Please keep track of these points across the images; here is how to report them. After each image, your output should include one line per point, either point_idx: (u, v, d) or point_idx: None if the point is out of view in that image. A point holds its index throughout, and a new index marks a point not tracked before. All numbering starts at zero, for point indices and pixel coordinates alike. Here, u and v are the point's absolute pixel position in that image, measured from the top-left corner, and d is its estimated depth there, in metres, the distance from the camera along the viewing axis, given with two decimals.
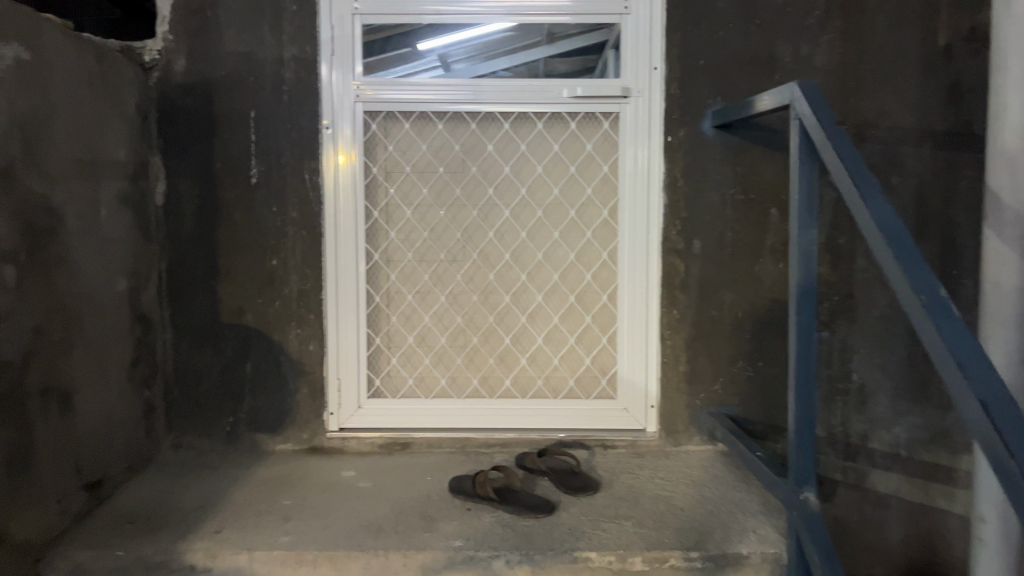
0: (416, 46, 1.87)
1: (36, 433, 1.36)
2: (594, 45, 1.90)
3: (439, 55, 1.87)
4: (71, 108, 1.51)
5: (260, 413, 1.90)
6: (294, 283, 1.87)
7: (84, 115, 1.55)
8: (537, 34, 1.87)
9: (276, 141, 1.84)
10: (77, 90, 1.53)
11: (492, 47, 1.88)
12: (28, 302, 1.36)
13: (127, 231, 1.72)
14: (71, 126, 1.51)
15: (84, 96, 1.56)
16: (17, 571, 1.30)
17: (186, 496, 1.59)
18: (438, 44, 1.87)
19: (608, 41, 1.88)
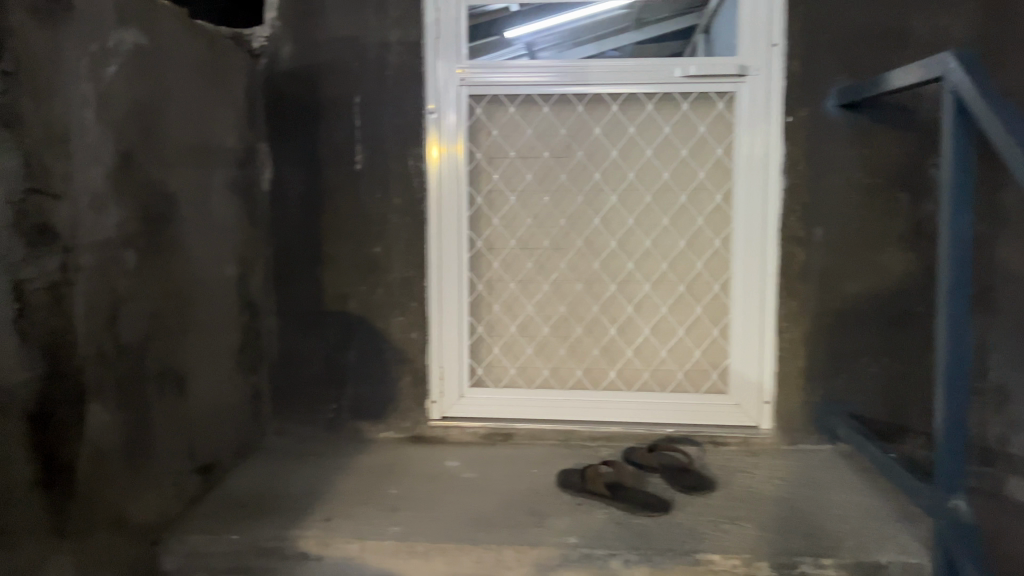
0: (504, 34, 1.87)
1: (155, 414, 1.39)
2: (682, 31, 2.00)
3: (527, 43, 1.88)
4: (186, 93, 1.53)
5: (362, 401, 1.89)
6: (396, 271, 1.85)
7: (197, 100, 1.57)
8: (625, 21, 1.94)
9: (380, 128, 1.82)
10: (191, 76, 1.55)
11: (577, 34, 1.93)
12: (146, 286, 1.38)
13: (236, 218, 1.73)
14: (186, 111, 1.53)
15: (198, 82, 1.57)
16: (136, 552, 1.32)
17: (294, 482, 1.59)
18: (526, 31, 1.87)
19: (696, 25, 1.97)
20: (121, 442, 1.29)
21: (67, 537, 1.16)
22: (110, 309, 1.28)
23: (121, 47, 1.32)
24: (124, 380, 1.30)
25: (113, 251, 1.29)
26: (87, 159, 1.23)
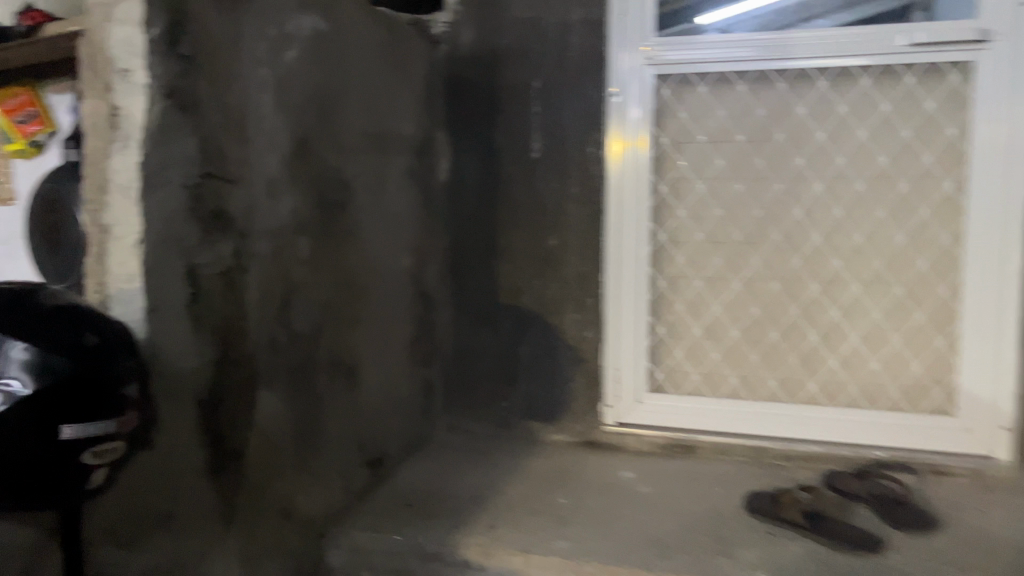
0: (696, 20, 1.63)
1: (326, 405, 1.36)
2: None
3: (720, 29, 1.61)
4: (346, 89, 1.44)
5: (535, 400, 1.80)
6: (572, 265, 1.74)
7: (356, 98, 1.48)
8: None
9: (560, 112, 1.72)
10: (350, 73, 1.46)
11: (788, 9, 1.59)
12: (319, 275, 1.36)
13: (412, 208, 1.69)
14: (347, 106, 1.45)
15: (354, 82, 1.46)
16: (304, 544, 1.30)
17: (462, 482, 1.53)
18: (720, 18, 1.62)
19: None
20: (291, 432, 1.27)
21: (235, 525, 1.15)
22: (283, 296, 1.26)
23: (300, 32, 1.30)
24: (295, 369, 1.28)
25: (287, 239, 1.27)
26: (263, 145, 1.21)
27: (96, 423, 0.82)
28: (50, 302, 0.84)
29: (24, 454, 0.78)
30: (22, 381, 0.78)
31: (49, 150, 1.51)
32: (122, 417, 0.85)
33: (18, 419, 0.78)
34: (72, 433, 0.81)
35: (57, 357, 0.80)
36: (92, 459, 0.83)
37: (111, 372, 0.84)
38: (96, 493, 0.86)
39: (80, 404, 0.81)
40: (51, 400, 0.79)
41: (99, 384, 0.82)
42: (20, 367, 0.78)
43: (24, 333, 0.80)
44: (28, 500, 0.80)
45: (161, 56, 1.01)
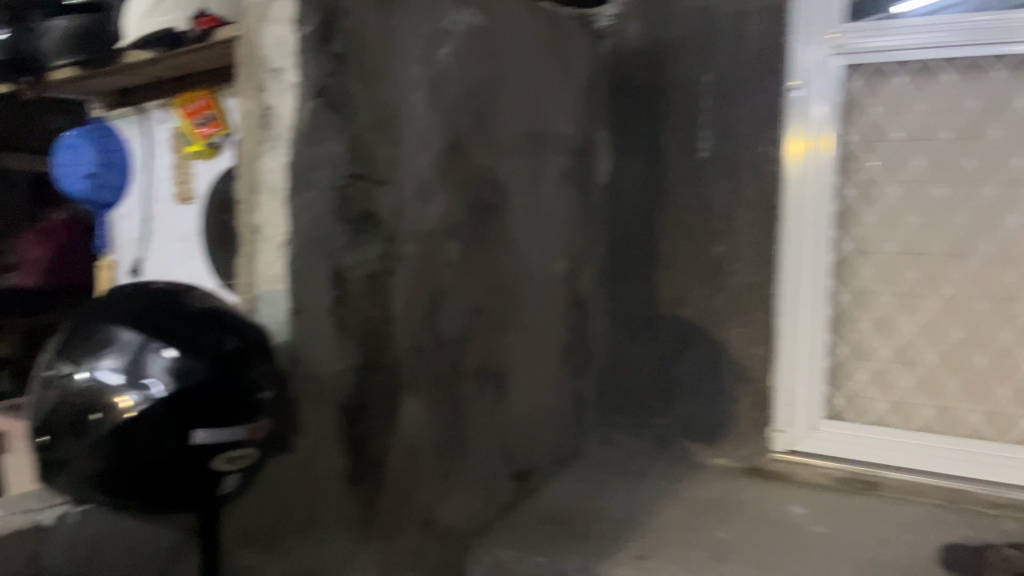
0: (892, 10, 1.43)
1: (473, 415, 1.32)
2: None
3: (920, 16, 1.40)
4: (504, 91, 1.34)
5: (695, 419, 1.65)
6: (742, 274, 1.58)
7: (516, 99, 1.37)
8: None
9: (733, 109, 1.57)
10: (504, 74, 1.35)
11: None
12: (468, 279, 1.31)
13: (569, 210, 1.61)
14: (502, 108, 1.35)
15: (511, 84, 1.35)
16: (444, 559, 1.25)
17: (612, 504, 1.43)
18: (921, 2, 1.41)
19: None
20: (435, 440, 1.22)
21: (373, 534, 1.12)
22: (430, 301, 1.22)
23: (457, 29, 1.26)
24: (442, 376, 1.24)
25: (437, 242, 1.24)
26: (415, 145, 1.19)
27: (230, 429, 0.80)
28: (197, 304, 0.85)
29: (160, 458, 0.77)
30: (162, 381, 0.76)
31: (223, 151, 1.55)
32: (255, 423, 0.82)
33: (157, 421, 0.76)
34: (206, 440, 0.78)
35: (197, 360, 0.78)
36: (225, 466, 0.81)
37: (247, 378, 0.81)
38: (230, 498, 0.85)
39: (215, 410, 0.79)
40: (189, 403, 0.77)
41: (235, 391, 0.80)
42: (161, 367, 0.77)
43: (167, 335, 0.79)
44: (164, 502, 0.79)
45: (313, 54, 1.00)
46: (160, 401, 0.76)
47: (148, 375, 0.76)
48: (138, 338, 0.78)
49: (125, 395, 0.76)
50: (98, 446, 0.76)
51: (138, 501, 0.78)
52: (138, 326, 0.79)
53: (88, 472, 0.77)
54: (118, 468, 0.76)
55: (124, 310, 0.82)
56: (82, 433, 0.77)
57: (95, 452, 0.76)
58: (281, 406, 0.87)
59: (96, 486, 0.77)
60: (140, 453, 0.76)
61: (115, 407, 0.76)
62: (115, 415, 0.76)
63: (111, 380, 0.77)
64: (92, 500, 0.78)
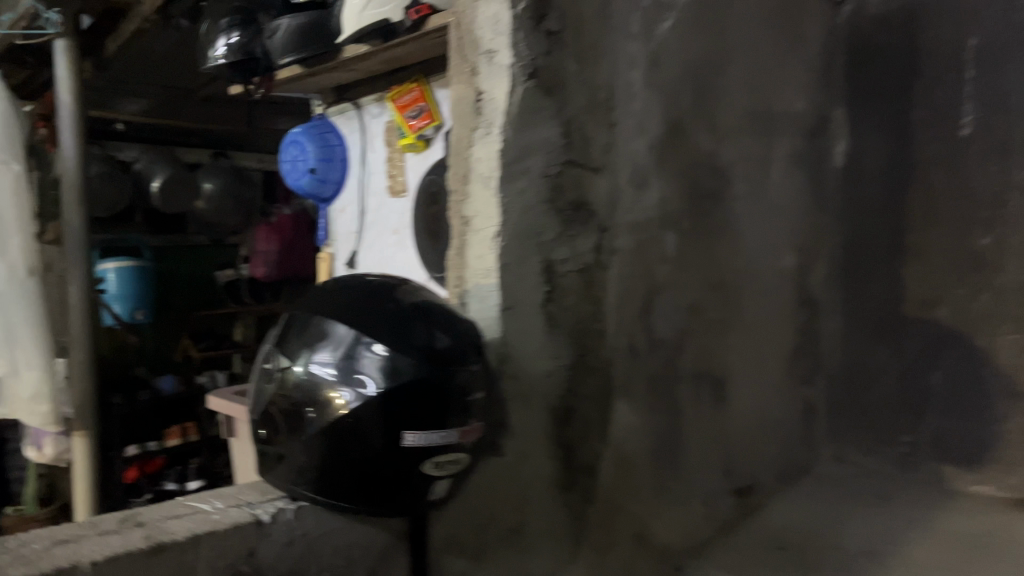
0: None
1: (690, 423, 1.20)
2: None
3: None
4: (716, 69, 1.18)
5: (947, 437, 1.43)
6: (1011, 271, 1.33)
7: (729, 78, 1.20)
8: None
9: (1004, 78, 1.33)
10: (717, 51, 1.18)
11: None
12: (687, 274, 1.19)
13: (799, 198, 1.44)
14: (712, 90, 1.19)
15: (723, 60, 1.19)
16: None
17: (848, 532, 1.25)
18: None
19: None
20: (650, 450, 1.12)
21: (585, 549, 1.04)
22: (646, 297, 1.12)
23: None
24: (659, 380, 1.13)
25: (653, 232, 1.13)
26: (632, 129, 1.09)
27: (441, 432, 0.75)
28: (405, 299, 0.81)
29: (372, 458, 0.73)
30: (374, 378, 0.73)
31: (434, 142, 1.54)
32: (464, 425, 0.77)
33: (370, 419, 0.72)
34: (416, 442, 0.74)
35: (409, 358, 0.74)
36: (434, 470, 0.76)
37: (458, 378, 0.77)
38: (438, 505, 0.80)
39: (427, 410, 0.74)
40: (400, 403, 0.73)
41: (445, 391, 0.75)
42: (373, 364, 0.73)
43: (379, 330, 0.75)
44: (375, 503, 0.75)
45: (527, 33, 0.93)
46: (373, 398, 0.72)
47: (361, 371, 0.73)
48: (350, 333, 0.75)
49: (339, 391, 0.73)
50: (312, 441, 0.74)
51: (350, 500, 0.75)
52: (351, 320, 0.76)
53: (303, 467, 0.75)
54: (331, 466, 0.74)
55: (337, 304, 0.79)
56: (295, 428, 0.75)
57: (309, 448, 0.74)
58: (491, 408, 0.82)
59: (310, 483, 0.75)
60: (353, 451, 0.73)
61: (329, 403, 0.73)
62: (329, 410, 0.73)
63: (326, 374, 0.74)
64: (305, 497, 0.76)
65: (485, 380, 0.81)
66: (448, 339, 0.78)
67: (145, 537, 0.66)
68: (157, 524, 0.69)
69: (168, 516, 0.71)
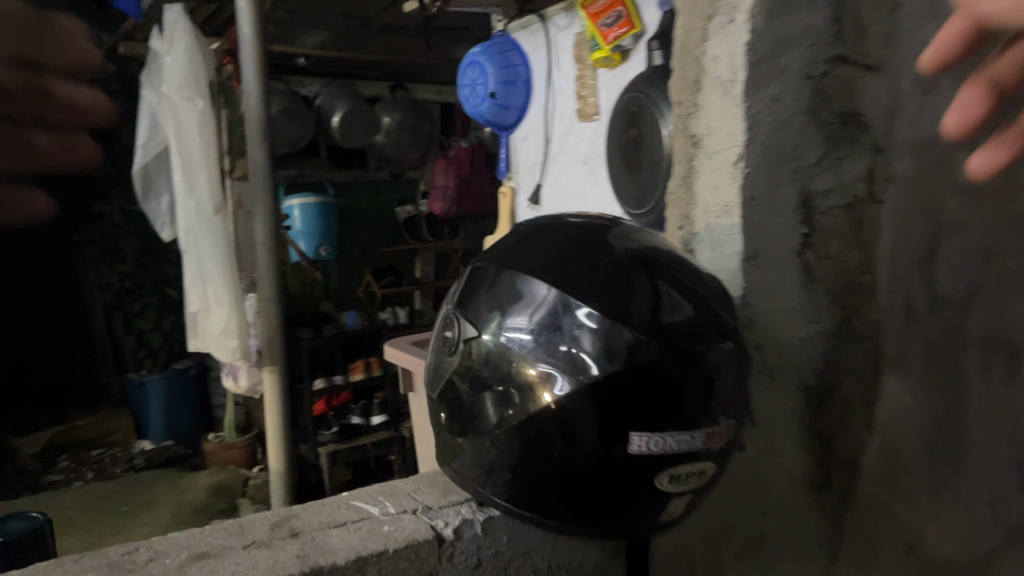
0: None
1: None
2: None
3: None
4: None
5: None
6: None
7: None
8: None
9: None
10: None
11: None
12: None
13: None
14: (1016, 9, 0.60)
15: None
16: None
17: None
18: None
19: None
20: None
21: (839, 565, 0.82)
22: None
23: None
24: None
25: None
26: None
27: (679, 434, 0.55)
28: (624, 248, 0.59)
29: (584, 466, 0.54)
30: (588, 356, 0.53)
31: (633, 55, 1.31)
32: (707, 423, 0.56)
33: (582, 415, 0.53)
34: (644, 449, 0.54)
35: (634, 333, 0.53)
36: (667, 484, 0.56)
37: (697, 360, 0.55)
38: (668, 526, 0.60)
39: (656, 405, 0.54)
40: (621, 394, 0.53)
41: (680, 377, 0.54)
42: (585, 338, 0.54)
43: (591, 293, 0.55)
44: (589, 526, 0.57)
45: None
46: (584, 384, 0.53)
47: (568, 348, 0.54)
48: (554, 293, 0.56)
49: (538, 366, 0.55)
50: (505, 436, 0.56)
51: (555, 519, 0.56)
52: (553, 278, 0.57)
53: (493, 465, 0.58)
54: (530, 471, 0.56)
55: (534, 253, 0.60)
56: (484, 412, 0.58)
57: (501, 443, 0.57)
58: (741, 397, 0.60)
59: (502, 489, 0.58)
60: (558, 454, 0.55)
61: (529, 387, 0.55)
62: (528, 399, 0.55)
63: (521, 349, 0.56)
64: (495, 507, 0.58)
65: (734, 358, 0.59)
66: (683, 305, 0.56)
67: (296, 560, 0.51)
68: (316, 536, 0.55)
69: (328, 525, 0.56)
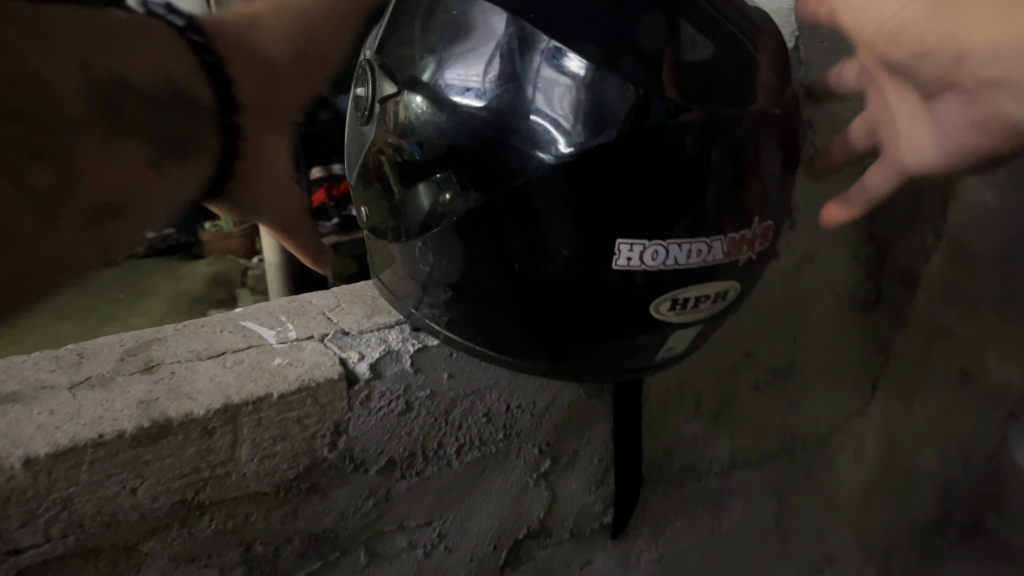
0: None
1: None
2: None
3: None
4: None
5: None
6: None
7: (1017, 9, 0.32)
8: None
9: None
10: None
11: None
12: None
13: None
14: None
15: (958, 27, 0.33)
16: (982, 430, 0.75)
17: None
18: None
19: None
20: None
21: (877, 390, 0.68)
22: None
23: None
24: None
25: None
26: None
27: (690, 244, 0.37)
28: None
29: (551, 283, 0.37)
30: (559, 120, 0.34)
31: None
32: (733, 226, 0.38)
33: (548, 212, 0.36)
34: (637, 263, 0.37)
35: (632, 84, 0.34)
36: (668, 313, 0.39)
37: (728, 131, 0.36)
38: (664, 367, 0.44)
39: (660, 202, 0.35)
40: (609, 185, 0.35)
41: (700, 156, 0.35)
42: (553, 94, 0.34)
43: (566, 24, 0.34)
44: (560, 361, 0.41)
45: None
46: (551, 169, 0.35)
47: (525, 110, 0.35)
48: (511, 25, 0.35)
49: (487, 142, 0.35)
50: (441, 250, 0.39)
51: (513, 357, 0.41)
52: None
53: (430, 282, 0.40)
54: (480, 293, 0.39)
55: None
56: (407, 207, 0.39)
57: (439, 252, 0.39)
58: (790, 185, 0.42)
59: (440, 311, 0.41)
60: (520, 268, 0.37)
61: (473, 173, 0.36)
62: (466, 188, 0.36)
63: (457, 112, 0.36)
64: (434, 337, 0.42)
65: (783, 130, 0.39)
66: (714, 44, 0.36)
67: (136, 408, 0.36)
68: (178, 370, 0.39)
69: (199, 355, 0.41)
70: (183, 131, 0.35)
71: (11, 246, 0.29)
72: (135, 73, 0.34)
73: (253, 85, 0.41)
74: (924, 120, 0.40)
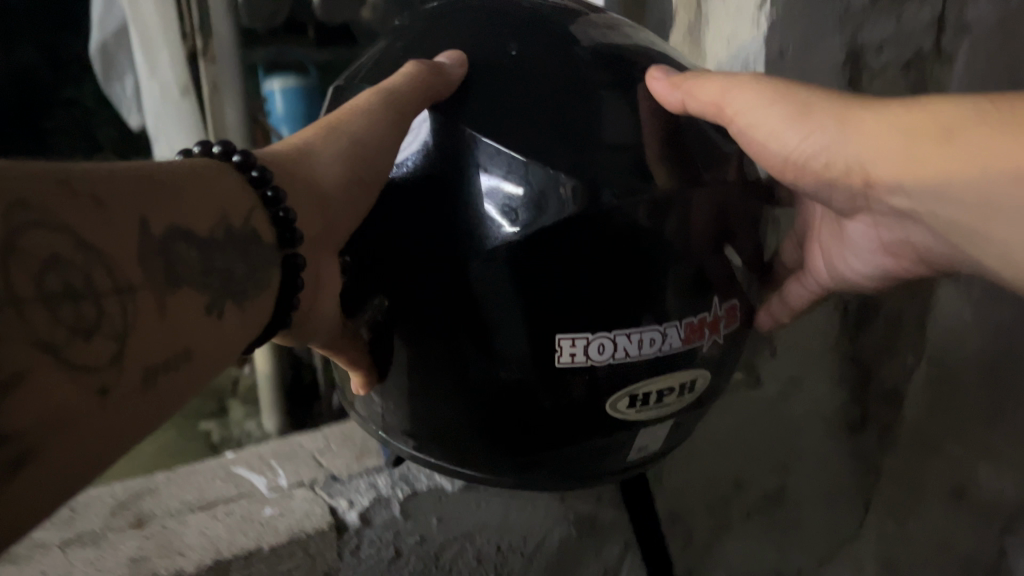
0: None
1: None
2: None
3: None
4: (1009, 128, 0.29)
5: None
6: None
7: (927, 151, 0.31)
8: None
9: None
10: (812, 93, 0.34)
11: None
12: None
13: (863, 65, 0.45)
14: (944, 215, 0.32)
15: (861, 147, 0.33)
16: None
17: None
18: None
19: None
20: None
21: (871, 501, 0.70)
22: None
23: None
24: None
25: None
26: None
27: (639, 334, 0.34)
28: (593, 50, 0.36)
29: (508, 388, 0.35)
30: (502, 210, 0.32)
31: None
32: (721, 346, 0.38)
33: (499, 303, 0.33)
34: (582, 359, 0.34)
35: (565, 173, 0.32)
36: (626, 410, 0.36)
37: (697, 215, 0.35)
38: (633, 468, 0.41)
39: (615, 296, 0.33)
40: (546, 282, 0.33)
41: (664, 236, 0.34)
42: (498, 180, 0.32)
43: (496, 118, 0.33)
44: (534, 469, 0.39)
45: None
46: (495, 258, 0.33)
47: (476, 194, 0.33)
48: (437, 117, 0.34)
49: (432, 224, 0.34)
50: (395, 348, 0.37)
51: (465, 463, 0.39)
52: (460, 87, 0.35)
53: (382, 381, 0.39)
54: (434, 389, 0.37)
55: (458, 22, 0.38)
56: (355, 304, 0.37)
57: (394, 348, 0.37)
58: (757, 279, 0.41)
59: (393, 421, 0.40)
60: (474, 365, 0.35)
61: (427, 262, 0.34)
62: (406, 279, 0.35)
63: (407, 206, 0.34)
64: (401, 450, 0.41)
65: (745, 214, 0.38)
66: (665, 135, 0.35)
67: (127, 567, 0.36)
68: (169, 525, 0.39)
69: (190, 507, 0.41)
70: (245, 276, 0.26)
71: (158, 408, 0.22)
72: (197, 223, 0.24)
73: (314, 201, 0.31)
74: (844, 243, 0.43)
